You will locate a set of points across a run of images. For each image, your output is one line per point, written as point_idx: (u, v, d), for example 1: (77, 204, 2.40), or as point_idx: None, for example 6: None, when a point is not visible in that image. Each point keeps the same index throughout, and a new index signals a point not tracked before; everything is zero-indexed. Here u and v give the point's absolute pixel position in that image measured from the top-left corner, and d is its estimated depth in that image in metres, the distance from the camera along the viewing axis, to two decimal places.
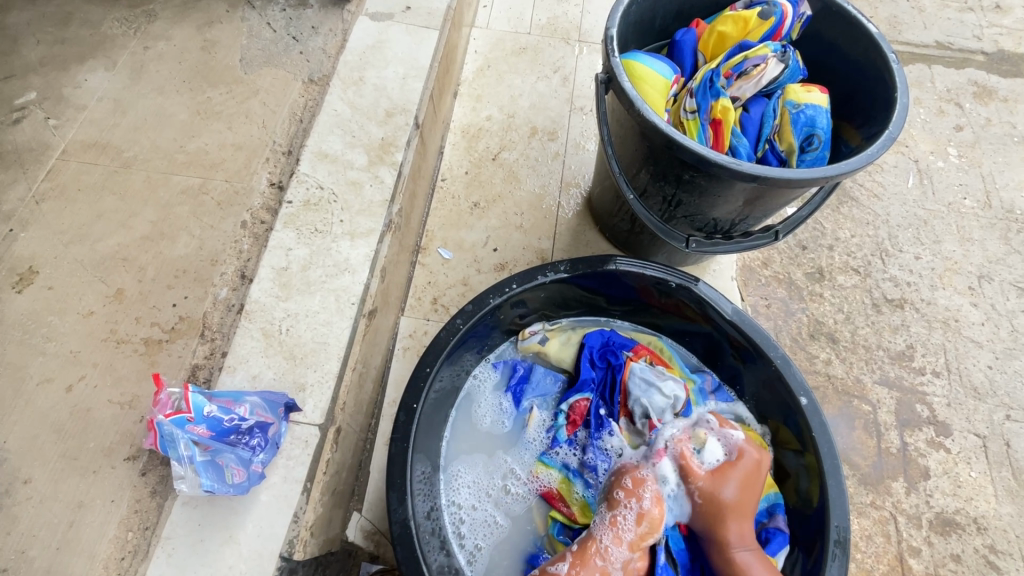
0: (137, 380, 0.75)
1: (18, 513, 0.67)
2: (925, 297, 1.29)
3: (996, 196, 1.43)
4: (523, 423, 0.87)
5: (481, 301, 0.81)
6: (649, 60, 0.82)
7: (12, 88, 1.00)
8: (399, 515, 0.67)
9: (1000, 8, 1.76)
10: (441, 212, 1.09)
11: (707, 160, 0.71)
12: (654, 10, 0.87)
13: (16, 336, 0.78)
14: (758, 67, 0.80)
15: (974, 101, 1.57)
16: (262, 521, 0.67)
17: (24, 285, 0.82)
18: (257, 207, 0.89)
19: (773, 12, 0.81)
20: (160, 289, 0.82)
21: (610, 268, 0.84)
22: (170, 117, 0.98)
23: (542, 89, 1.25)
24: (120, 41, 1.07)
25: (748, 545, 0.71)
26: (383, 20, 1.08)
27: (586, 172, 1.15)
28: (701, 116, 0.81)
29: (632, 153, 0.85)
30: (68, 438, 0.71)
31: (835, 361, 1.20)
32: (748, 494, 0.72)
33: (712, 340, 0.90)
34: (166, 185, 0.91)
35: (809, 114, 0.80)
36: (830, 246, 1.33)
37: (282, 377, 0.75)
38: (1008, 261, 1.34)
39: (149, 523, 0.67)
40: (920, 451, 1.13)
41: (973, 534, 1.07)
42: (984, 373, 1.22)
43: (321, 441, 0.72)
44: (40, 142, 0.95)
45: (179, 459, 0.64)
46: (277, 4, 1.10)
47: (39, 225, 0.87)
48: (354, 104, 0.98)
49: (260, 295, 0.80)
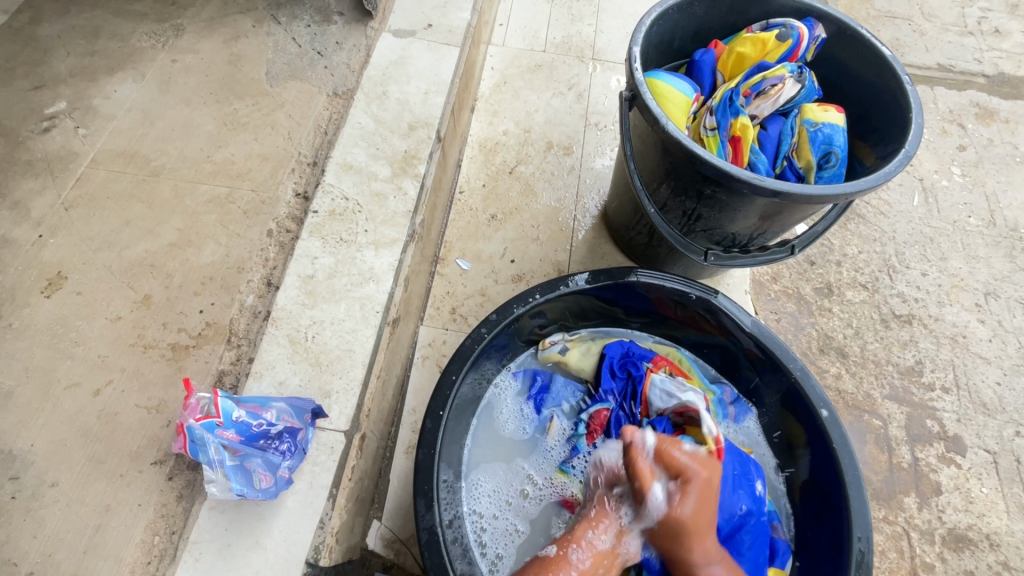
0: (165, 384, 0.76)
1: (44, 516, 0.67)
2: (932, 313, 1.30)
3: (1001, 214, 1.46)
4: (543, 433, 0.87)
5: (506, 311, 0.82)
6: (671, 79, 0.84)
7: (42, 99, 1.03)
8: (427, 521, 0.68)
9: (999, 32, 1.87)
10: (459, 223, 1.11)
11: (729, 175, 0.73)
12: (673, 31, 0.90)
13: (44, 340, 0.79)
14: (776, 87, 0.83)
15: (975, 122, 1.63)
16: (288, 527, 0.67)
17: (53, 290, 0.83)
18: (283, 216, 0.90)
19: (790, 35, 0.83)
20: (187, 296, 0.83)
21: (631, 279, 0.86)
22: (197, 128, 1.00)
23: (557, 105, 1.28)
24: (148, 53, 1.10)
25: (716, 559, 0.67)
26: (406, 37, 1.12)
27: (601, 186, 1.18)
28: (721, 133, 0.82)
29: (654, 168, 0.87)
30: (95, 441, 0.72)
31: (845, 376, 1.21)
32: (706, 511, 0.68)
33: (729, 352, 0.92)
34: (193, 194, 0.93)
35: (826, 133, 0.82)
36: (839, 261, 1.35)
37: (308, 383, 0.76)
38: (1013, 278, 1.37)
39: (175, 528, 0.67)
40: (931, 467, 1.14)
41: (985, 550, 1.07)
42: (993, 389, 1.23)
43: (346, 447, 0.73)
44: (70, 150, 0.97)
45: (209, 463, 0.65)
46: (302, 20, 1.13)
47: (68, 231, 0.88)
48: (377, 118, 1.00)
49: (286, 302, 0.81)
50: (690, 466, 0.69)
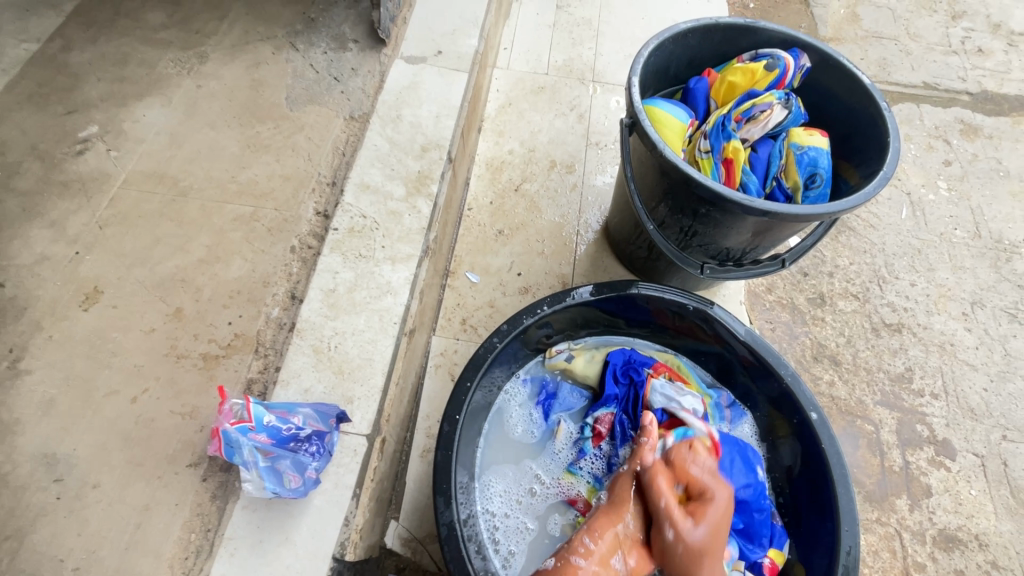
0: (198, 392, 0.81)
1: (88, 515, 0.72)
2: (921, 322, 1.36)
3: (986, 227, 1.53)
4: (550, 436, 0.93)
5: (516, 322, 0.88)
6: (667, 106, 0.91)
7: (75, 123, 1.09)
8: (447, 518, 0.73)
9: (981, 52, 1.95)
10: (469, 238, 1.17)
11: (722, 196, 0.79)
12: (669, 61, 0.96)
13: (83, 350, 0.84)
14: (765, 112, 0.89)
15: (960, 138, 1.70)
16: (316, 524, 0.73)
17: (90, 303, 0.89)
18: (305, 233, 0.96)
19: (777, 65, 0.90)
20: (216, 308, 0.88)
21: (633, 292, 0.92)
22: (222, 150, 1.06)
23: (560, 126, 1.34)
24: (174, 79, 1.16)
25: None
26: (417, 63, 1.18)
27: (602, 203, 1.24)
28: (715, 156, 0.88)
29: (652, 187, 0.93)
30: (133, 445, 0.77)
31: (838, 383, 1.27)
32: (719, 534, 0.73)
33: (724, 359, 0.97)
34: (220, 213, 0.98)
35: (811, 156, 0.88)
36: (830, 273, 1.41)
37: (332, 390, 0.81)
38: (998, 288, 1.43)
39: (210, 525, 0.72)
40: (922, 470, 1.19)
41: (975, 550, 1.12)
42: (980, 395, 1.28)
43: (368, 450, 0.78)
44: (103, 172, 1.03)
45: (244, 464, 0.70)
46: (319, 47, 1.20)
47: (103, 248, 0.94)
48: (392, 140, 1.07)
49: (310, 314, 0.87)
50: (710, 485, 0.77)
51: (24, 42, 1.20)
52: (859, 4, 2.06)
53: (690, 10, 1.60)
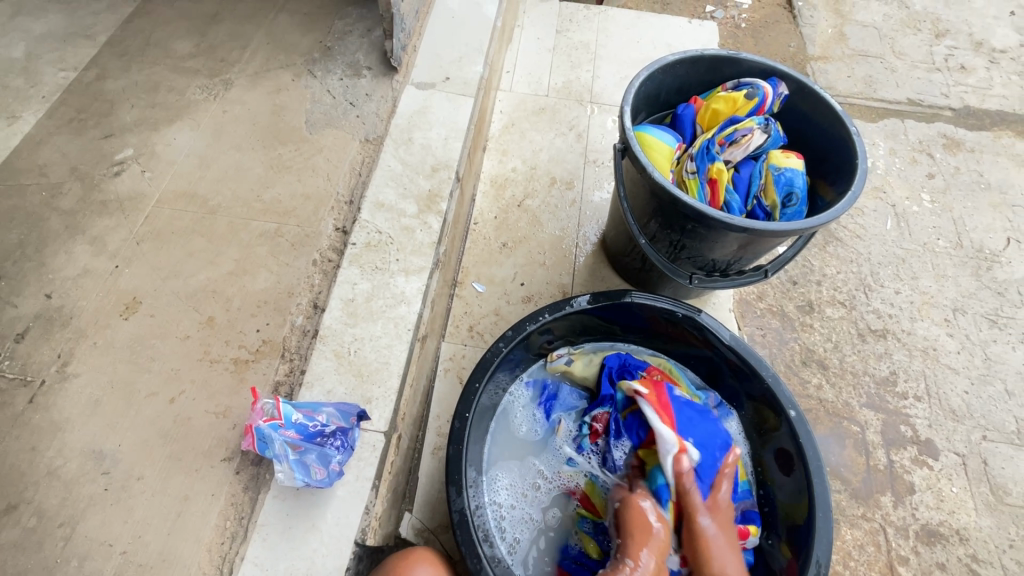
0: (230, 393, 0.89)
1: (133, 505, 0.80)
2: (905, 328, 1.43)
3: (967, 237, 1.60)
4: (551, 435, 1.01)
5: (520, 328, 0.96)
6: (656, 132, 0.99)
7: (111, 146, 1.18)
8: (458, 505, 0.82)
9: (964, 68, 2.04)
10: (475, 251, 1.25)
11: (705, 215, 0.87)
12: (659, 89, 1.05)
13: (125, 356, 0.92)
14: (746, 136, 0.97)
15: (943, 151, 1.78)
16: (339, 512, 0.80)
17: (130, 313, 0.97)
18: (325, 248, 1.05)
19: (756, 94, 0.99)
20: (245, 317, 0.96)
21: (626, 300, 1.00)
22: (247, 170, 1.15)
23: (560, 144, 1.43)
24: (202, 105, 1.25)
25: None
26: (427, 89, 1.28)
27: (599, 217, 1.32)
28: (700, 176, 0.97)
29: (644, 206, 1.02)
30: (172, 441, 0.85)
31: (826, 386, 1.34)
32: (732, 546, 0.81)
33: (713, 363, 1.05)
34: (247, 229, 1.07)
35: (788, 176, 0.96)
36: (818, 281, 1.49)
37: (352, 391, 0.89)
38: (979, 295, 1.50)
39: (244, 514, 0.80)
40: (905, 468, 1.25)
41: (956, 544, 1.18)
42: (962, 397, 1.35)
43: (385, 445, 0.86)
44: (138, 192, 1.12)
45: (276, 457, 0.78)
46: (336, 74, 1.29)
47: (141, 262, 1.03)
48: (404, 161, 1.15)
49: (332, 322, 0.95)
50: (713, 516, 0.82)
51: (62, 71, 1.29)
52: (846, 24, 2.15)
53: (682, 34, 1.70)
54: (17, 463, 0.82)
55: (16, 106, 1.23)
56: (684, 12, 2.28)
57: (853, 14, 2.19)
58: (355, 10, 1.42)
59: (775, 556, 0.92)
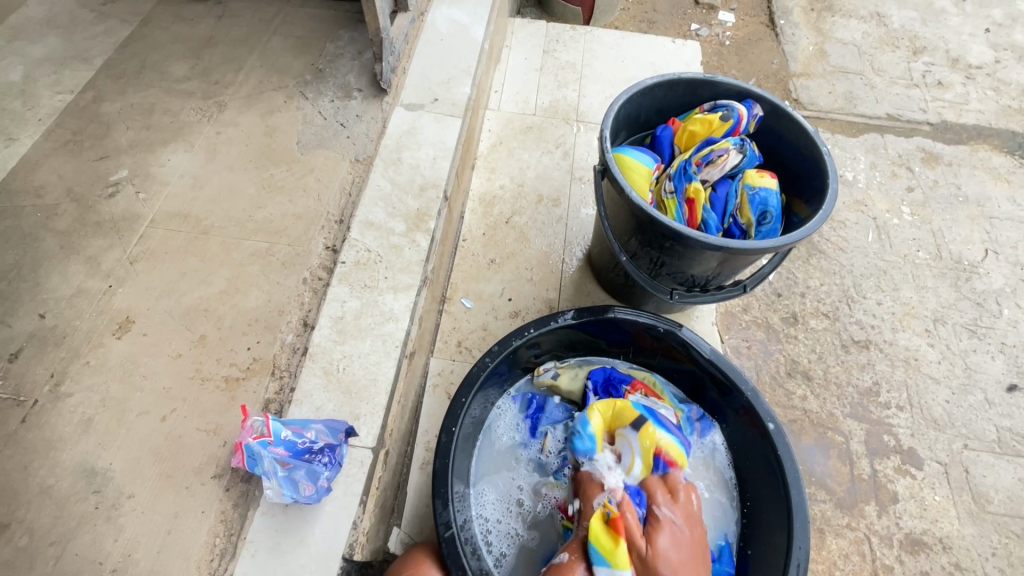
0: (221, 411, 0.91)
1: (124, 522, 0.81)
2: (887, 338, 1.47)
3: (946, 248, 1.64)
4: (538, 447, 1.03)
5: (506, 343, 0.98)
6: (635, 153, 1.04)
7: (107, 167, 1.21)
8: (444, 518, 0.84)
9: (941, 84, 2.10)
10: (463, 267, 1.28)
11: (682, 234, 0.90)
12: (639, 111, 1.09)
13: (118, 375, 0.94)
14: (722, 156, 1.01)
15: (922, 165, 1.83)
16: (327, 528, 0.82)
17: (123, 332, 0.99)
18: (316, 266, 1.07)
19: (731, 116, 1.03)
20: (236, 335, 0.98)
21: (610, 316, 1.02)
22: (240, 191, 1.18)
23: (547, 162, 1.47)
24: (196, 127, 1.28)
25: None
26: (416, 110, 1.31)
27: (585, 233, 1.35)
28: (678, 196, 1.01)
29: (624, 225, 1.05)
30: (163, 459, 0.86)
31: (810, 397, 1.36)
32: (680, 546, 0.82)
33: (695, 376, 1.08)
34: (239, 248, 1.09)
35: (762, 196, 1.00)
36: (802, 293, 1.52)
37: (341, 408, 0.91)
38: (958, 306, 1.54)
39: (233, 530, 0.81)
40: (889, 478, 1.28)
41: (939, 553, 1.20)
42: (943, 407, 1.38)
43: (373, 461, 0.88)
44: (132, 212, 1.14)
45: (265, 474, 0.79)
46: (327, 96, 1.33)
47: (134, 282, 1.05)
48: (394, 181, 1.18)
49: (321, 339, 0.97)
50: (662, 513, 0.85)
51: (59, 94, 1.32)
52: (827, 41, 2.21)
53: (666, 53, 1.75)
54: (9, 482, 0.84)
55: (13, 129, 1.25)
56: (670, 31, 2.34)
57: (833, 32, 2.25)
58: (347, 34, 1.46)
59: (756, 566, 0.95)
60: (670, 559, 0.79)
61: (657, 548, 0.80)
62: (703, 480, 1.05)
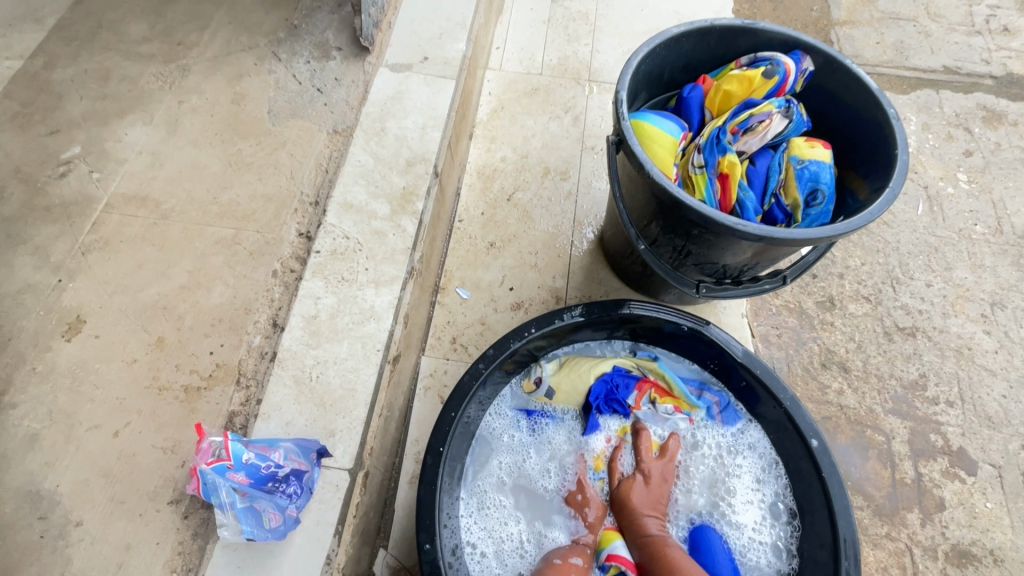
0: (180, 425, 0.80)
1: (71, 555, 0.72)
2: (936, 325, 1.30)
3: (1008, 221, 1.45)
4: (533, 465, 0.91)
5: (503, 346, 0.87)
6: (658, 119, 0.88)
7: (58, 143, 1.07)
8: (429, 553, 0.73)
9: (1008, 30, 1.83)
10: (458, 252, 1.13)
11: (710, 219, 0.75)
12: (663, 65, 0.93)
13: (66, 384, 0.83)
14: (763, 122, 0.86)
15: (982, 126, 1.61)
16: (297, 563, 0.72)
17: (72, 333, 0.87)
18: (287, 256, 0.94)
19: (776, 72, 0.86)
20: (198, 337, 0.87)
21: (625, 312, 0.92)
22: (204, 169, 1.04)
23: (554, 129, 1.29)
24: (157, 95, 1.14)
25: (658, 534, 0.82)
26: (402, 71, 1.14)
27: (598, 211, 1.20)
28: (709, 171, 0.85)
29: (643, 208, 0.89)
30: (115, 482, 0.76)
31: (847, 391, 1.22)
32: (646, 502, 0.85)
33: (722, 373, 0.96)
34: (202, 236, 0.96)
35: (812, 170, 0.84)
36: (841, 274, 1.35)
37: (314, 423, 0.80)
38: (1020, 287, 1.36)
39: (192, 565, 0.72)
40: (935, 483, 1.14)
41: (989, 566, 1.08)
42: (999, 403, 1.22)
43: (350, 485, 0.77)
44: (85, 195, 1.01)
45: (221, 505, 0.69)
46: (302, 57, 1.16)
47: (87, 275, 0.93)
48: (376, 155, 1.03)
49: (291, 343, 0.85)
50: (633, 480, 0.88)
51: (6, 60, 1.18)
52: None
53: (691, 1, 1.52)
54: None
55: None
56: None
57: None
58: None
59: None
60: (637, 501, 0.85)
61: (625, 495, 0.86)
62: (728, 483, 0.92)
